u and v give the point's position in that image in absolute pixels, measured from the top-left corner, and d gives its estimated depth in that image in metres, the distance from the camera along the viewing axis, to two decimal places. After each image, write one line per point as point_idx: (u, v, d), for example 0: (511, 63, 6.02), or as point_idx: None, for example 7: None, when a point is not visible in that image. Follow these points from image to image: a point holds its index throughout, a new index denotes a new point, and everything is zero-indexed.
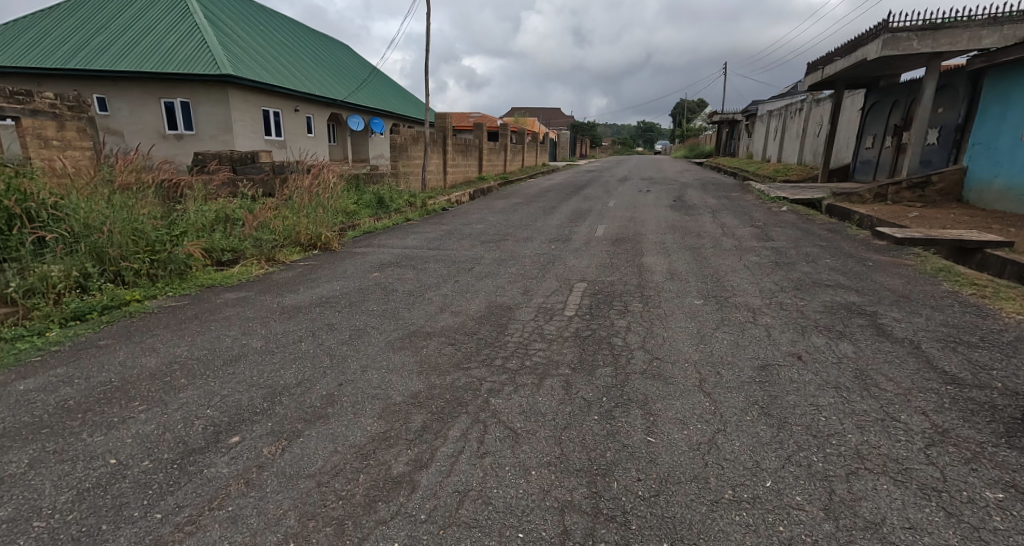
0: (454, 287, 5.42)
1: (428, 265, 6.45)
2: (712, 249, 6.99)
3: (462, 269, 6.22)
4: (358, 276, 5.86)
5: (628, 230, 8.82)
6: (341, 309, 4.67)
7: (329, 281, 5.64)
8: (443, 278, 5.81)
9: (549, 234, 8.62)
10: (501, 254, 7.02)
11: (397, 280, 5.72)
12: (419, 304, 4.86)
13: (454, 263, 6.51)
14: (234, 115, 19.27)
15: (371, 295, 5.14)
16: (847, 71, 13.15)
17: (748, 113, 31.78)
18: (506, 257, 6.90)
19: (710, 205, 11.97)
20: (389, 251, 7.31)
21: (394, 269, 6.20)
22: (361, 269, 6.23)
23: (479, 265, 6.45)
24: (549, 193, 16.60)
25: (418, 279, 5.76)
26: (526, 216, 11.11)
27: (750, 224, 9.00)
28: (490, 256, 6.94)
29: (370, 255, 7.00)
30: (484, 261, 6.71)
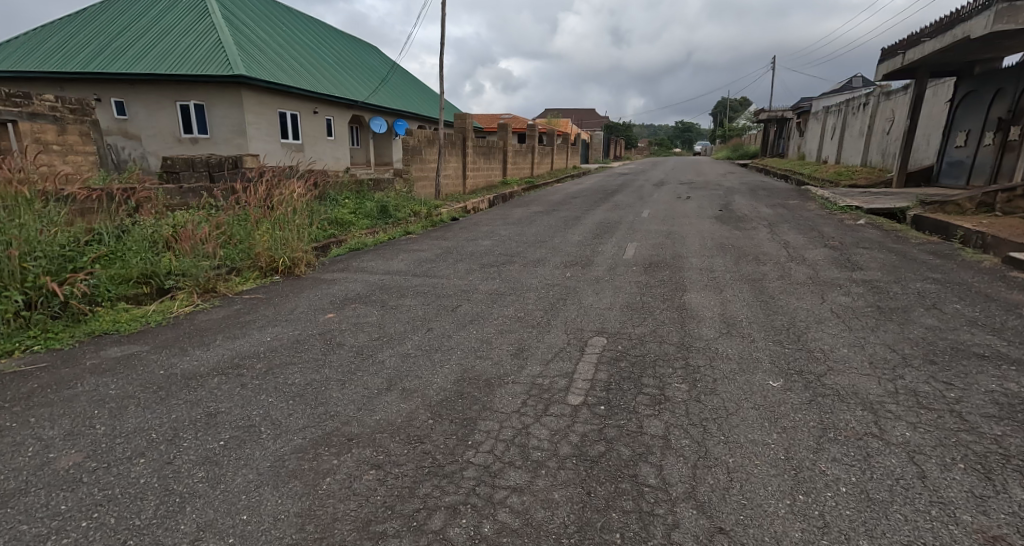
0: (424, 340, 4.03)
1: (405, 301, 5.05)
2: (780, 283, 5.39)
3: (450, 309, 4.79)
4: (305, 316, 4.48)
5: (665, 250, 7.22)
6: (256, 374, 3.27)
7: (268, 326, 4.22)
8: (419, 323, 4.39)
9: (570, 256, 7.11)
10: (501, 286, 5.56)
11: (354, 324, 4.32)
12: (365, 370, 3.43)
13: (442, 300, 5.09)
14: (250, 117, 18.26)
15: (309, 350, 3.74)
16: (941, 53, 11.42)
17: (798, 111, 29.54)
18: (511, 290, 5.44)
19: (763, 217, 10.21)
20: (366, 277, 6.00)
21: (361, 306, 4.83)
22: (316, 303, 4.89)
23: (471, 302, 5.02)
24: (576, 200, 14.97)
25: (383, 323, 4.38)
26: (546, 229, 9.68)
27: (823, 245, 7.30)
28: (490, 288, 5.49)
29: (349, 282, 5.71)
30: (476, 295, 5.28)
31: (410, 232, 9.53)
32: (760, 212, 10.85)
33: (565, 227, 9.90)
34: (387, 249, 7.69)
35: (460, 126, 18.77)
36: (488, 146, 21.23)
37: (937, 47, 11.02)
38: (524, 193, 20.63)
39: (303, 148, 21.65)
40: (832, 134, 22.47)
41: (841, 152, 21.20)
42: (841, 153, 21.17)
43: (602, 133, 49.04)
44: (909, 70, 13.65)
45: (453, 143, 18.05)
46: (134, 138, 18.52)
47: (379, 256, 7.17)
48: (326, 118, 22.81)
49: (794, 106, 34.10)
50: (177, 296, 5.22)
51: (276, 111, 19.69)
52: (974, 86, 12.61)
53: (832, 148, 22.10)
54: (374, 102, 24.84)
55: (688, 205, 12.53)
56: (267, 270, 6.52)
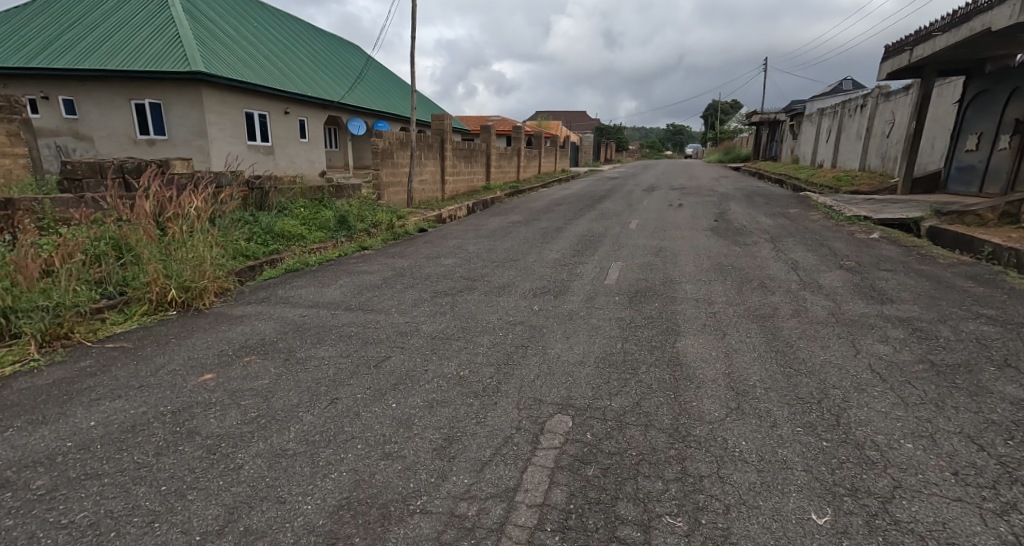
0: (327, 416, 2.94)
1: (325, 348, 3.98)
2: (795, 323, 4.37)
3: (379, 361, 3.72)
4: (178, 373, 3.38)
5: (654, 274, 6.22)
6: (38, 505, 2.17)
7: (118, 395, 3.10)
8: (331, 381, 3.33)
9: (544, 280, 6.08)
10: (454, 325, 4.50)
11: (237, 390, 3.21)
12: (216, 482, 2.35)
13: (371, 344, 4.02)
14: (212, 117, 16.98)
15: (153, 436, 2.65)
16: (952, 48, 10.49)
17: (793, 113, 28.65)
18: (465, 330, 4.39)
19: (763, 230, 9.25)
20: (291, 311, 4.90)
21: (267, 354, 3.75)
22: (203, 349, 3.78)
23: (410, 350, 3.96)
24: (560, 207, 13.96)
25: (279, 387, 3.29)
26: (521, 243, 8.68)
27: (835, 267, 6.33)
28: (439, 328, 4.43)
29: (265, 316, 4.61)
30: (420, 337, 4.23)
31: (365, 247, 8.38)
32: (758, 224, 9.89)
33: (543, 241, 8.89)
34: (332, 271, 6.60)
35: (437, 127, 17.69)
36: (469, 148, 20.16)
37: (950, 42, 10.09)
38: (506, 198, 19.59)
39: (273, 151, 20.43)
40: (827, 137, 21.64)
41: (837, 156, 20.36)
42: (837, 157, 20.32)
43: (592, 136, 48.03)
44: (914, 68, 12.76)
45: (430, 145, 16.97)
46: (86, 140, 17.15)
47: (319, 279, 6.07)
48: (298, 118, 21.60)
49: (787, 108, 33.31)
50: (22, 343, 3.96)
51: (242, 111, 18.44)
52: (985, 86, 11.87)
53: (828, 151, 21.26)
54: (350, 101, 23.62)
55: (680, 214, 11.55)
56: (163, 305, 5.03)
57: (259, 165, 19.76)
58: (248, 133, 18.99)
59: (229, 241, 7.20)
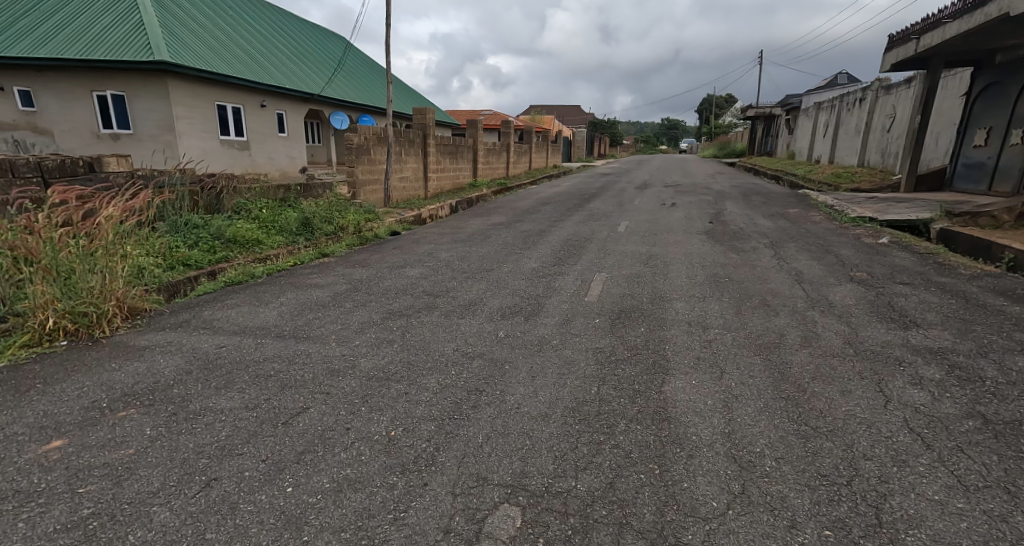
0: (198, 502, 2.22)
1: (237, 386, 3.26)
2: (806, 358, 3.68)
3: (293, 412, 3.01)
4: (22, 437, 2.64)
5: (641, 289, 5.55)
6: None
7: None
8: (221, 444, 2.61)
9: (518, 297, 5.39)
10: (402, 359, 3.79)
11: (95, 454, 2.48)
12: None
13: (294, 384, 3.31)
14: (180, 110, 16.15)
15: None
16: (964, 36, 9.80)
17: (789, 107, 27.97)
18: (413, 363, 3.69)
19: (760, 233, 8.59)
20: (214, 335, 4.17)
21: (156, 399, 3.04)
22: (77, 395, 3.06)
23: (340, 392, 3.24)
24: (547, 207, 13.27)
25: (150, 446, 2.55)
26: (499, 250, 7.97)
27: (845, 281, 5.66)
28: (383, 360, 3.73)
29: (179, 344, 3.89)
30: (357, 373, 3.53)
31: (325, 253, 7.66)
32: (756, 227, 9.23)
33: (524, 246, 8.21)
34: (281, 283, 5.87)
35: (418, 122, 16.91)
36: (454, 144, 19.42)
37: (962, 30, 9.40)
38: (493, 196, 18.90)
39: (249, 146, 19.58)
40: (824, 132, 21.02)
41: (835, 151, 19.73)
42: (833, 153, 19.71)
43: (586, 131, 47.26)
44: (920, 59, 12.08)
45: (410, 140, 16.22)
46: (46, 134, 16.22)
47: (264, 294, 5.37)
48: (276, 112, 20.74)
49: (782, 103, 32.67)
50: None
51: (214, 105, 17.55)
52: (996, 77, 11.24)
53: (825, 147, 20.64)
54: (331, 94, 22.76)
55: (673, 214, 10.90)
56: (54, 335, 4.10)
57: (234, 161, 18.92)
58: (221, 127, 18.14)
59: (165, 255, 6.50)
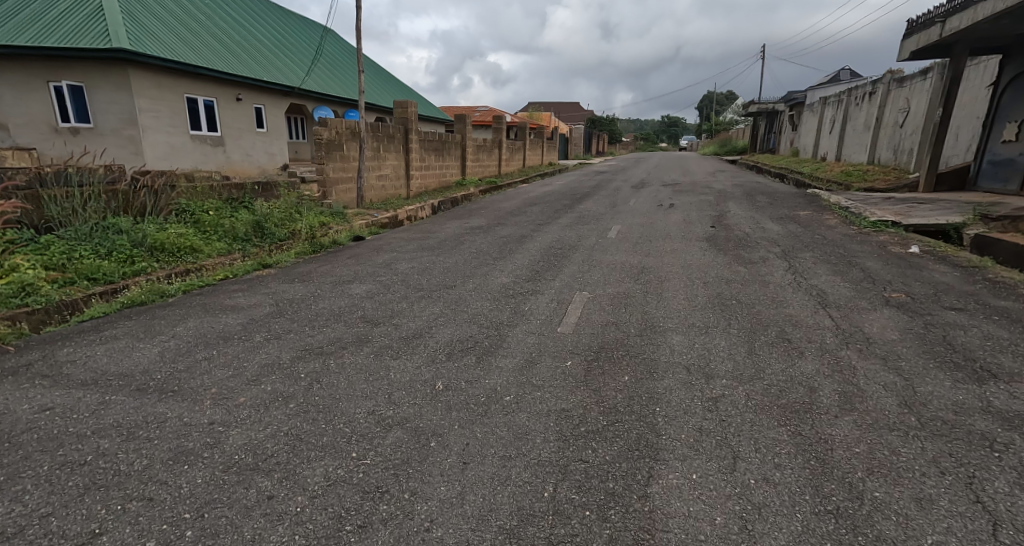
0: None
1: (33, 478, 2.29)
2: (848, 433, 2.66)
3: (80, 541, 1.99)
4: None
5: (630, 316, 4.53)
6: None
7: None
8: None
9: (478, 325, 4.37)
10: (300, 422, 2.77)
11: None
12: None
13: (113, 478, 2.29)
14: (144, 103, 15.22)
15: None
16: (998, 18, 8.75)
17: (792, 103, 26.93)
18: (305, 434, 2.65)
19: (770, 240, 7.56)
20: (54, 383, 3.17)
21: None
22: None
23: (173, 495, 2.21)
24: (534, 208, 12.23)
25: None
26: (471, 260, 6.97)
27: (882, 306, 4.62)
28: (265, 429, 2.69)
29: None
30: (217, 453, 2.49)
31: (267, 263, 6.64)
32: (764, 232, 8.21)
33: (501, 255, 7.20)
34: (193, 303, 4.86)
35: (399, 116, 15.86)
36: (440, 140, 18.39)
37: (997, 10, 8.34)
38: (481, 196, 17.92)
39: (223, 142, 18.59)
40: (830, 128, 19.97)
41: (841, 149, 18.73)
42: (841, 150, 18.68)
43: (583, 128, 46.19)
44: (942, 46, 11.02)
45: (390, 135, 15.21)
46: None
47: (162, 319, 4.34)
48: (254, 106, 19.65)
49: (785, 98, 31.64)
50: None
51: (183, 98, 16.60)
52: None
53: (831, 144, 19.61)
54: (313, 87, 21.73)
55: (670, 217, 9.90)
56: None
57: (206, 158, 17.96)
58: (191, 121, 17.17)
59: (73, 265, 5.50)
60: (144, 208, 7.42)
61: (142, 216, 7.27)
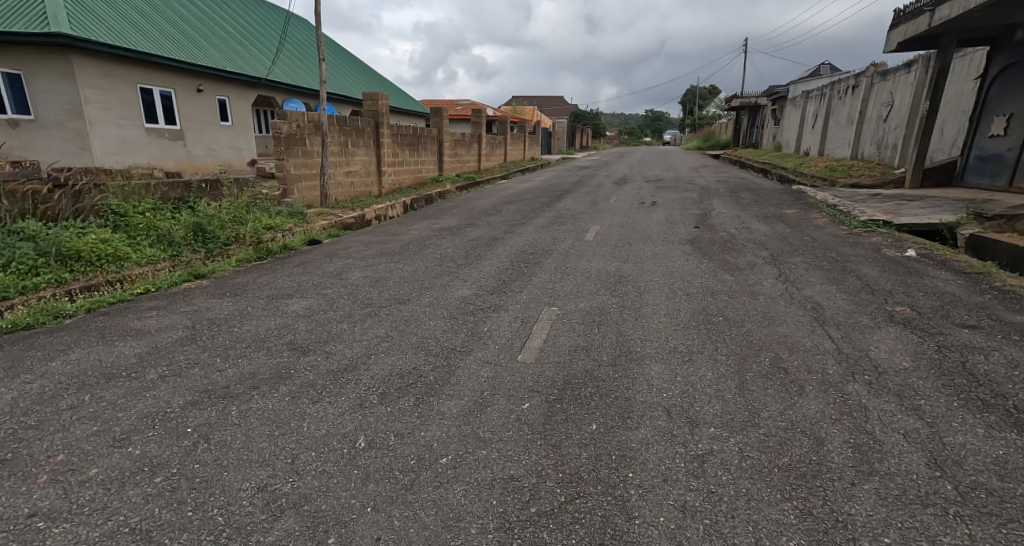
0: None
1: None
2: (872, 512, 2.10)
3: None
4: None
5: (602, 340, 3.93)
6: None
7: None
8: None
9: (425, 352, 3.76)
10: (162, 505, 2.16)
11: None
12: None
13: None
14: (90, 93, 14.47)
15: None
16: (987, 6, 8.30)
17: (776, 96, 26.53)
18: (161, 531, 2.03)
19: (756, 243, 7.03)
20: None
21: None
22: None
23: None
24: (510, 206, 11.59)
25: None
26: (431, 267, 6.33)
27: (886, 324, 4.06)
28: (108, 525, 2.06)
29: None
30: None
31: (198, 273, 5.94)
32: (750, 233, 7.68)
33: (466, 261, 6.57)
34: (97, 324, 4.23)
35: (369, 109, 15.06)
36: (415, 134, 17.62)
37: None
38: (458, 192, 17.23)
39: (183, 136, 17.65)
40: (814, 122, 19.57)
41: (825, 143, 18.33)
42: (824, 144, 18.29)
43: (568, 122, 45.60)
44: (928, 36, 10.59)
45: (359, 129, 14.42)
46: None
47: (51, 345, 3.73)
48: (216, 98, 18.69)
49: (769, 91, 31.25)
50: None
51: (135, 88, 15.78)
52: (1016, 57, 9.78)
53: (815, 138, 19.22)
54: (282, 79, 20.84)
55: (652, 216, 9.34)
56: None
57: (164, 152, 17.00)
58: (146, 114, 16.30)
59: None
60: (64, 212, 6.66)
61: (61, 223, 6.49)
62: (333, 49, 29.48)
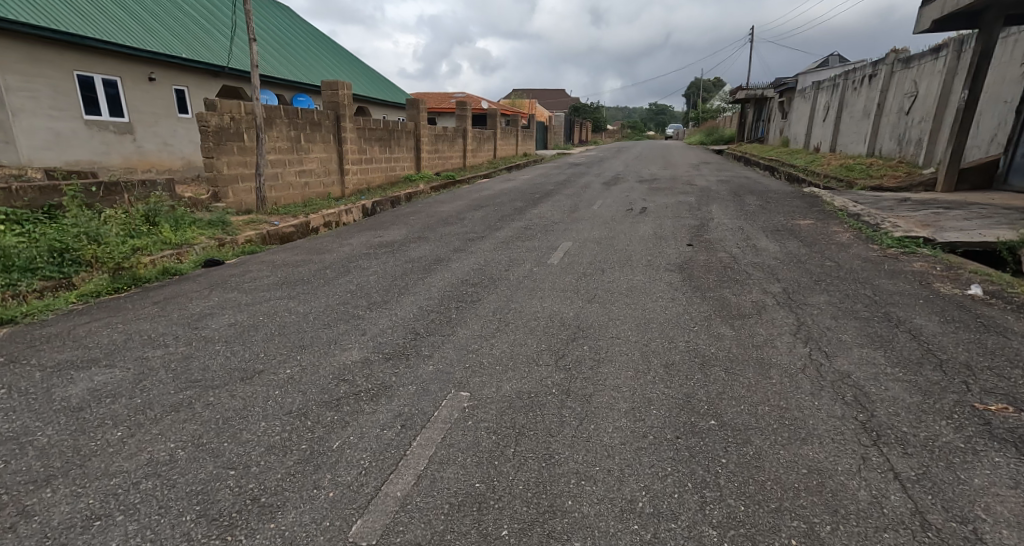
0: None
1: None
2: None
3: None
4: None
5: (513, 482, 2.34)
6: None
7: None
8: None
9: (199, 509, 2.17)
10: None
11: None
12: None
13: None
14: (13, 80, 13.02)
15: None
16: None
17: (784, 87, 24.75)
18: None
19: (764, 270, 5.45)
20: None
21: None
22: None
23: None
24: (477, 212, 10.03)
25: None
26: (329, 309, 4.74)
27: (996, 455, 2.41)
28: None
29: None
30: None
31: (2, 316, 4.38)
32: (756, 255, 6.09)
33: (381, 299, 4.98)
34: None
35: (328, 98, 13.52)
36: (386, 128, 16.03)
37: None
38: (432, 193, 15.67)
39: (132, 129, 16.12)
40: (825, 115, 17.86)
41: (837, 138, 16.65)
42: (837, 140, 16.59)
43: (566, 115, 43.93)
44: (969, 13, 8.90)
45: (315, 122, 12.89)
46: None
47: None
48: (173, 88, 17.12)
49: (777, 83, 29.41)
50: None
51: (70, 76, 14.30)
52: None
53: (827, 132, 17.52)
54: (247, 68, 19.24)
55: (638, 229, 7.78)
56: None
57: (108, 148, 15.47)
58: (86, 105, 14.82)
59: None
60: None
61: None
62: (314, 40, 27.98)
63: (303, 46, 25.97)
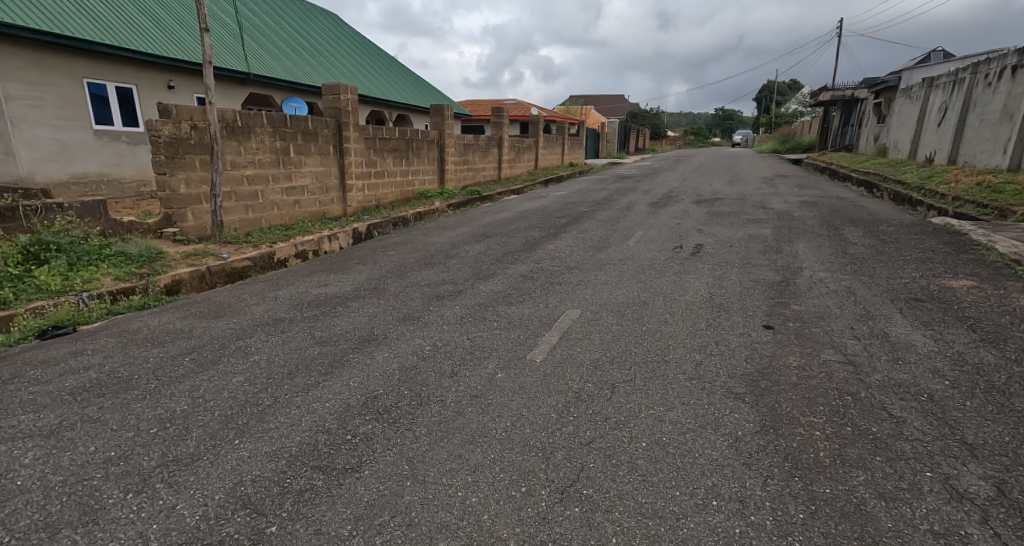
0: None
1: None
2: None
3: None
4: None
5: None
6: None
7: None
8: None
9: None
10: None
11: None
12: None
13: None
14: (9, 87, 10.50)
15: None
16: None
17: (878, 86, 21.04)
18: None
19: (923, 417, 2.88)
20: None
21: None
22: None
23: None
24: (479, 246, 7.82)
25: None
26: (77, 478, 2.47)
27: None
28: None
29: None
30: None
31: None
32: (893, 366, 3.50)
33: (194, 446, 2.68)
34: None
35: (328, 104, 11.62)
36: (403, 137, 14.02)
37: None
38: (450, 211, 13.58)
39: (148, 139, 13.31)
40: (941, 118, 14.37)
41: (959, 147, 13.21)
42: (958, 150, 13.19)
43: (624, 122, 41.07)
44: None
45: (311, 132, 10.96)
46: None
47: None
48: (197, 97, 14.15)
49: (870, 82, 25.48)
50: None
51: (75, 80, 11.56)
52: None
53: (943, 140, 14.06)
54: (273, 74, 17.69)
55: (687, 289, 5.29)
56: None
57: (119, 160, 12.68)
58: (96, 112, 12.11)
59: None
60: None
61: None
62: (353, 43, 26.48)
63: (341, 49, 24.48)
